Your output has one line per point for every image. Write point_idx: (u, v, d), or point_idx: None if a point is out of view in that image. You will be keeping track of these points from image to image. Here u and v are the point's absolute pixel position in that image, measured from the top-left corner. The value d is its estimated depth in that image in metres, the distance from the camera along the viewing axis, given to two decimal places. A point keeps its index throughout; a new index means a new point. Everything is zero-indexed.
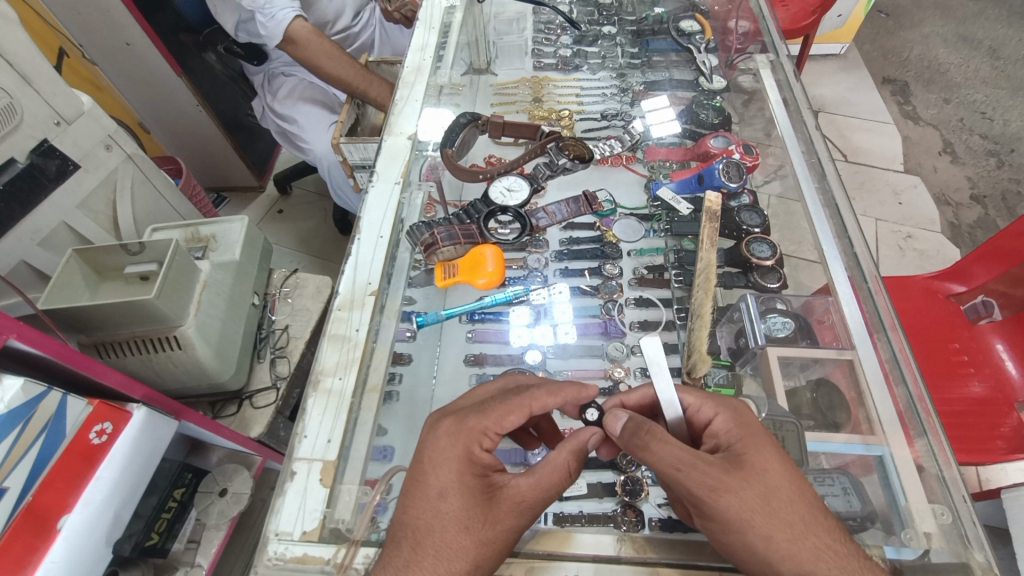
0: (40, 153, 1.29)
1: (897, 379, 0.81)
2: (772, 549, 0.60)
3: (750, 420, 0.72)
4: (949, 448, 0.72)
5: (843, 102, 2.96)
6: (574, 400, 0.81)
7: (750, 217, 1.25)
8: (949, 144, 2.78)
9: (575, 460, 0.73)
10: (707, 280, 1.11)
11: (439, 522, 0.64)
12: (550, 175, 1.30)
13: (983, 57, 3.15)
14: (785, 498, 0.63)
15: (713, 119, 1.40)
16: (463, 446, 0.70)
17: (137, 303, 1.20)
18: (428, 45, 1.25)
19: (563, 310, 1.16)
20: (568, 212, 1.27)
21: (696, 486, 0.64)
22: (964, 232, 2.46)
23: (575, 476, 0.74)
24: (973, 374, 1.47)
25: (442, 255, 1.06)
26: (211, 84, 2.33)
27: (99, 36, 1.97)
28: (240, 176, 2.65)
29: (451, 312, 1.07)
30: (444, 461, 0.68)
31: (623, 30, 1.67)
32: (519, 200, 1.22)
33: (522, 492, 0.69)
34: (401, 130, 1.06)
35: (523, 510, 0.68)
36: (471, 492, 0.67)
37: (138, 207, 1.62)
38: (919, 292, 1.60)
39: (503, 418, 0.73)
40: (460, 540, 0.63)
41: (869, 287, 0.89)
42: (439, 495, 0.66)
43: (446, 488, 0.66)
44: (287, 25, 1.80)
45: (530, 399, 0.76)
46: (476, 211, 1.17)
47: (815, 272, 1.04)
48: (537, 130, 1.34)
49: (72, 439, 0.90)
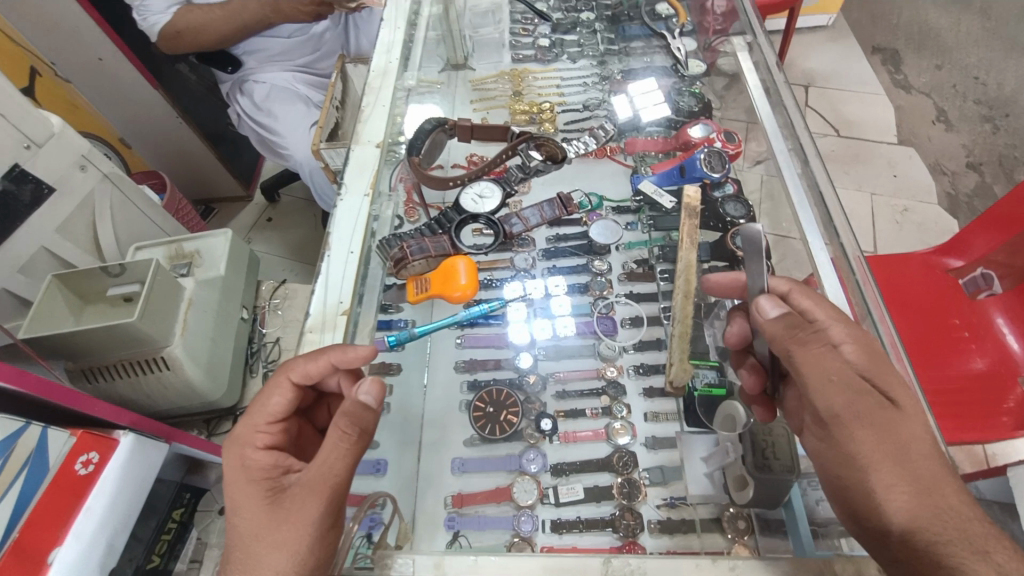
0: (13, 178, 1.26)
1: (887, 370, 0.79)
2: (888, 493, 0.61)
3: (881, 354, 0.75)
4: (937, 428, 0.77)
5: (834, 75, 2.90)
6: (344, 362, 0.72)
7: (734, 208, 1.22)
8: (943, 111, 2.73)
9: (345, 421, 0.63)
10: (686, 281, 1.10)
11: (235, 538, 0.63)
12: (521, 178, 1.22)
13: (975, 19, 3.08)
14: (918, 449, 0.63)
15: (693, 107, 1.38)
16: (238, 454, 0.69)
17: (121, 328, 1.19)
18: (394, 45, 1.21)
19: (560, 303, 1.16)
20: (544, 217, 1.19)
21: (832, 410, 0.66)
22: (962, 201, 2.43)
23: (358, 436, 0.64)
24: (975, 348, 1.45)
25: (414, 269, 1.01)
26: (189, 96, 2.30)
27: (72, 54, 1.94)
28: (227, 186, 2.63)
29: (430, 328, 0.95)
30: (230, 482, 0.68)
31: (602, 14, 1.61)
32: (490, 207, 1.17)
33: (305, 477, 0.63)
34: (368, 138, 1.03)
35: (316, 494, 0.62)
36: (257, 498, 0.65)
37: (120, 228, 1.60)
38: (917, 268, 1.59)
39: (267, 404, 0.72)
40: (255, 549, 0.61)
41: (858, 279, 0.87)
42: (230, 513, 0.65)
43: (235, 504, 0.65)
44: (156, 30, 1.83)
45: (285, 365, 0.74)
46: (448, 221, 1.12)
47: (796, 262, 1.00)
48: (507, 130, 1.26)
49: (56, 472, 0.89)
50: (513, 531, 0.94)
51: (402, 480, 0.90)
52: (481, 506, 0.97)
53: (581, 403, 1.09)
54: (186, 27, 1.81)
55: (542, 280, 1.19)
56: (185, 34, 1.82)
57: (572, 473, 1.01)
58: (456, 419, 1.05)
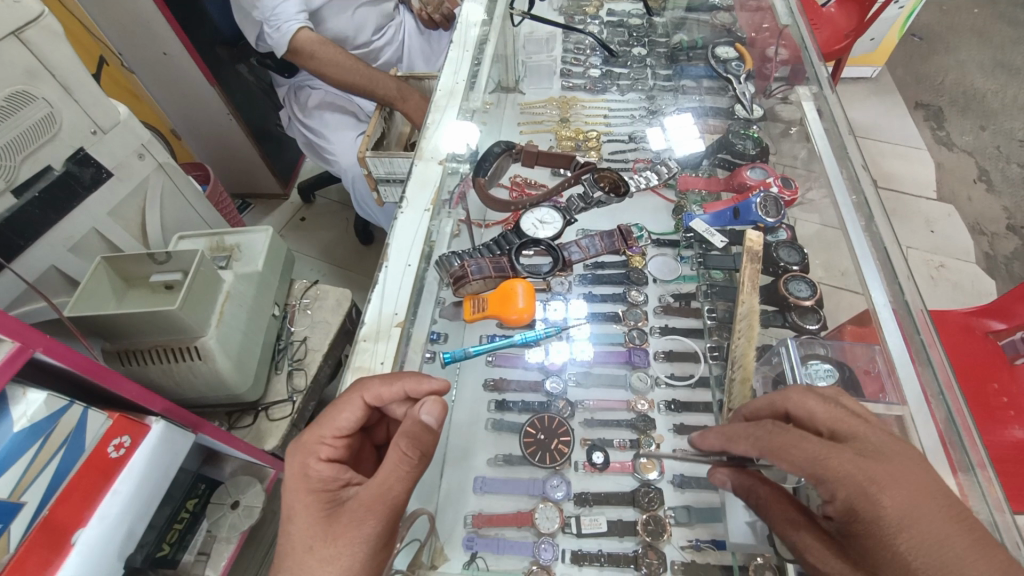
0: (76, 161, 1.32)
1: (940, 405, 0.80)
2: None
3: (897, 461, 0.63)
4: (997, 484, 0.72)
5: (874, 127, 2.89)
6: (416, 390, 0.72)
7: (789, 254, 1.21)
8: (985, 172, 2.70)
9: (412, 450, 0.63)
10: (748, 327, 1.09)
11: (287, 545, 0.63)
12: (583, 208, 1.24)
13: (1022, 84, 3.07)
14: None
15: (750, 151, 1.35)
16: (299, 462, 0.70)
17: (162, 314, 1.21)
18: (460, 72, 1.23)
19: (581, 328, 1.15)
20: (602, 248, 1.20)
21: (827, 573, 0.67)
22: (1000, 263, 2.38)
23: (419, 460, 0.64)
24: (1013, 417, 1.40)
25: (471, 288, 1.03)
26: (243, 96, 2.39)
27: (139, 46, 2.03)
28: (267, 184, 2.69)
29: (481, 350, 0.97)
30: (288, 489, 0.68)
31: (654, 52, 1.69)
32: (550, 232, 1.19)
33: (364, 499, 0.63)
34: (431, 155, 1.05)
35: (370, 517, 0.63)
36: (316, 509, 0.65)
37: (167, 216, 1.65)
38: (956, 329, 1.55)
39: (336, 418, 0.72)
40: (305, 561, 0.61)
41: (923, 340, 0.85)
42: (286, 519, 0.66)
43: (292, 512, 0.66)
44: (291, 36, 1.81)
45: (360, 383, 0.73)
46: (507, 243, 1.15)
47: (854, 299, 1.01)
48: (572, 160, 1.28)
49: (91, 451, 0.90)
50: (533, 559, 0.92)
51: (424, 492, 0.90)
52: (502, 529, 0.95)
53: (610, 433, 1.08)
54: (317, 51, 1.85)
55: (566, 300, 1.18)
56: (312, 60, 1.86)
57: (595, 504, 0.99)
58: (482, 437, 1.05)
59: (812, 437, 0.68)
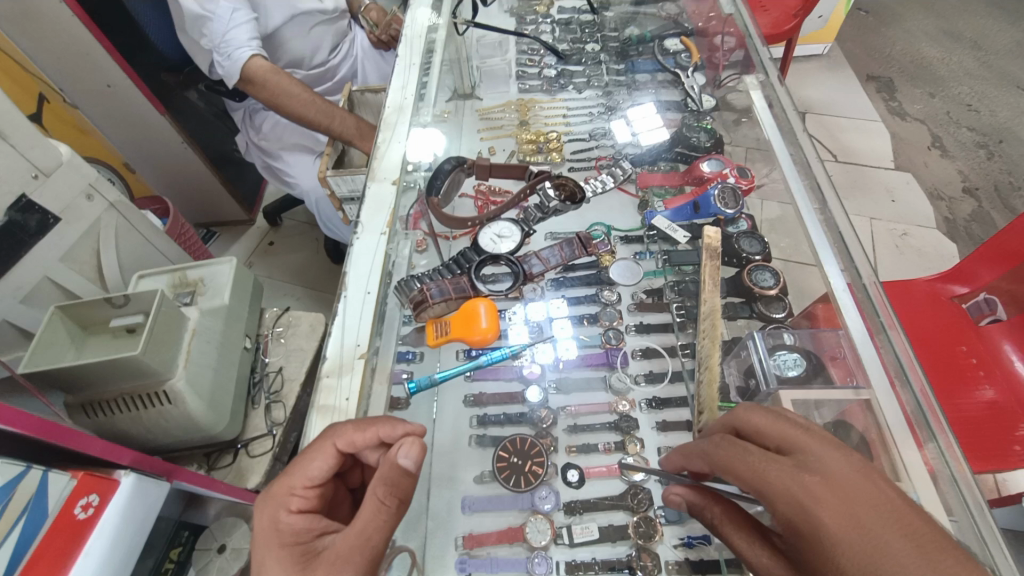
0: (19, 208, 1.26)
1: (904, 384, 0.81)
2: None
3: (837, 475, 0.61)
4: (961, 455, 0.74)
5: (830, 102, 2.96)
6: (391, 435, 0.71)
7: (750, 244, 1.22)
8: (938, 138, 2.78)
9: (388, 496, 0.62)
10: (712, 326, 1.09)
11: None
12: (540, 218, 1.22)
13: (965, 49, 3.17)
14: None
15: (705, 143, 1.38)
16: (270, 515, 0.68)
17: (124, 361, 1.17)
18: (408, 84, 1.22)
19: (562, 325, 1.16)
20: (563, 257, 1.20)
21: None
22: (960, 226, 2.46)
23: (395, 505, 0.63)
24: (983, 377, 1.44)
25: (432, 311, 1.00)
26: (195, 123, 2.32)
27: (79, 81, 1.95)
28: (230, 211, 2.63)
29: (447, 375, 0.98)
30: (260, 543, 0.66)
31: (606, 47, 1.69)
32: (509, 247, 1.17)
33: (338, 548, 0.62)
34: (384, 176, 1.03)
35: (344, 569, 0.61)
36: (287, 564, 0.63)
37: (124, 255, 1.59)
38: (923, 296, 1.59)
39: (307, 468, 0.70)
40: None
41: (888, 332, 0.85)
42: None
43: (262, 568, 0.63)
44: (243, 63, 1.73)
45: (332, 430, 0.71)
46: (466, 261, 1.14)
47: (811, 272, 1.04)
48: (525, 170, 1.27)
49: (57, 515, 0.86)
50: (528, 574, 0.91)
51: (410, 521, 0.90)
52: (493, 547, 0.94)
53: (595, 437, 1.07)
54: (270, 72, 1.76)
55: (545, 299, 1.19)
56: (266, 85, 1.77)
57: (586, 511, 0.98)
58: (467, 454, 1.03)
59: (756, 452, 0.69)
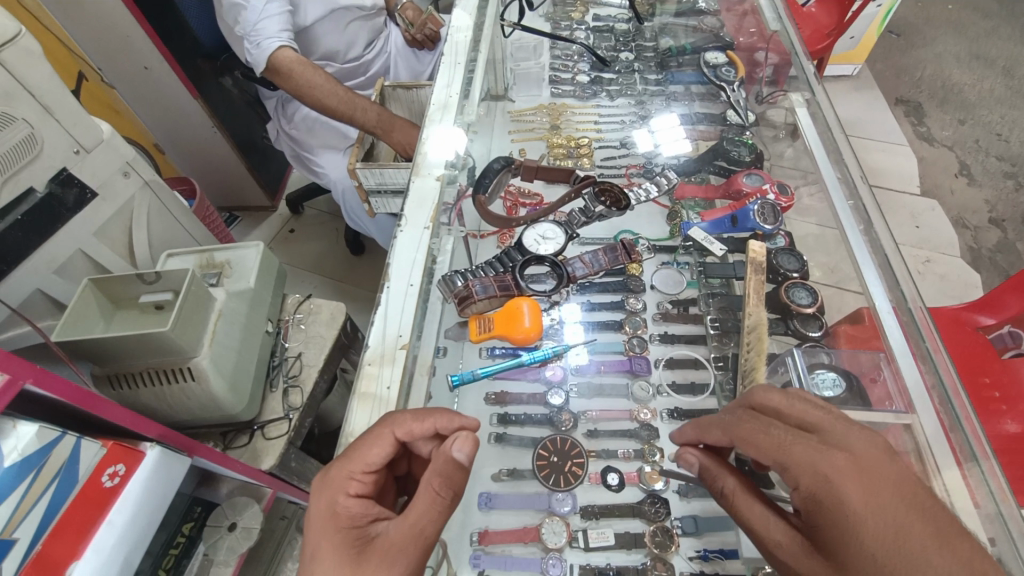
0: (59, 182, 1.28)
1: (942, 400, 0.82)
2: None
3: (862, 453, 0.64)
4: (1002, 477, 0.74)
5: (857, 123, 2.94)
6: (445, 427, 0.72)
7: (788, 261, 1.20)
8: (966, 165, 2.75)
9: (444, 485, 0.63)
10: (757, 341, 1.08)
11: None
12: (584, 222, 1.22)
13: (998, 77, 3.13)
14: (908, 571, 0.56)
15: (745, 157, 1.37)
16: (328, 498, 0.68)
17: (153, 336, 1.19)
18: (453, 82, 1.23)
19: (574, 330, 1.17)
20: (606, 262, 1.18)
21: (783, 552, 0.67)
22: (984, 255, 2.43)
23: (450, 494, 0.64)
24: (1004, 411, 1.41)
25: (477, 307, 1.02)
26: (227, 108, 2.35)
27: (118, 60, 1.99)
28: (253, 196, 2.66)
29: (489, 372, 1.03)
30: (314, 525, 0.66)
31: (641, 57, 1.69)
32: (552, 249, 1.17)
33: (392, 537, 0.63)
34: (428, 172, 1.04)
35: (397, 557, 0.62)
36: (342, 549, 0.63)
37: (153, 234, 1.62)
38: (947, 323, 1.57)
39: (365, 455, 0.69)
40: None
41: (929, 349, 0.86)
42: (310, 558, 0.64)
43: (317, 550, 0.64)
44: (270, 54, 1.75)
45: (391, 419, 0.71)
46: (510, 260, 1.14)
47: (853, 299, 1.03)
48: (571, 174, 1.28)
49: (85, 482, 0.87)
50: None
51: None
52: (508, 546, 0.95)
53: (615, 443, 1.07)
54: (298, 63, 1.78)
55: (560, 303, 1.20)
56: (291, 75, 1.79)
57: (601, 516, 0.99)
58: (486, 452, 1.04)
59: (778, 427, 0.71)
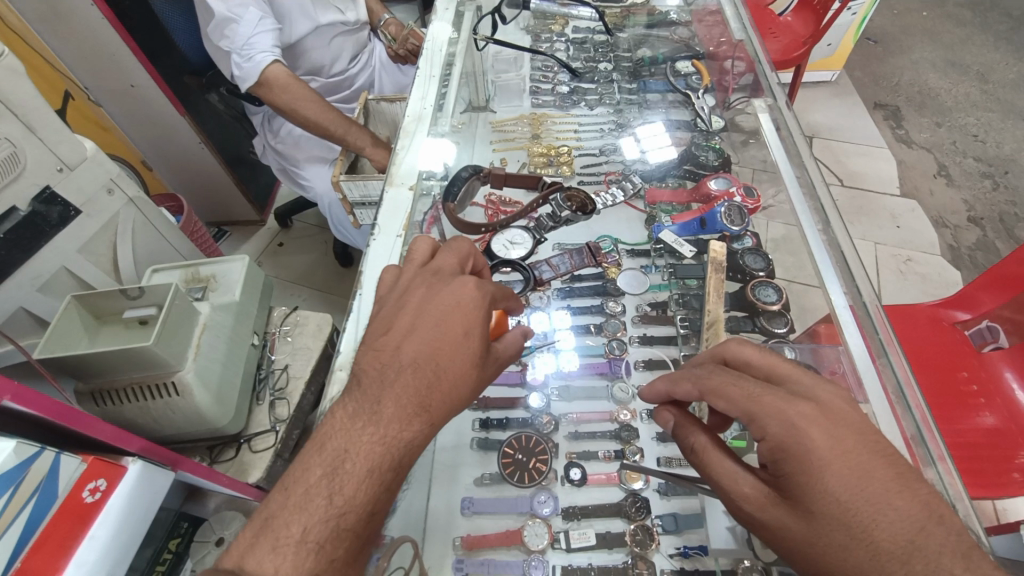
0: (42, 200, 1.30)
1: (904, 408, 0.82)
2: (816, 554, 0.62)
3: (831, 404, 0.68)
4: (956, 475, 0.75)
5: (836, 128, 3.00)
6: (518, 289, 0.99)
7: (754, 260, 1.25)
8: (945, 167, 2.81)
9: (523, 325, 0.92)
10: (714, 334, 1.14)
11: (459, 358, 0.75)
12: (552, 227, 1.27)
13: (972, 81, 3.22)
14: (876, 510, 0.60)
15: (714, 161, 1.41)
16: (475, 299, 0.80)
17: (137, 351, 1.20)
18: (428, 95, 1.26)
19: (565, 338, 1.19)
20: (572, 265, 1.26)
21: (748, 503, 0.70)
22: (964, 254, 2.47)
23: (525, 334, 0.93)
24: (984, 403, 1.45)
25: None
26: (214, 124, 2.37)
27: (105, 79, 2.01)
28: (242, 211, 2.67)
29: None
30: (466, 310, 0.78)
31: (619, 66, 1.74)
32: (520, 253, 1.24)
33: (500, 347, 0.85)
34: (401, 181, 1.07)
35: (500, 361, 0.85)
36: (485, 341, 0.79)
37: (139, 249, 1.63)
38: (923, 320, 1.60)
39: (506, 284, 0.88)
40: (470, 375, 0.76)
41: (889, 356, 0.86)
42: (465, 336, 0.77)
43: (469, 332, 0.77)
44: (264, 68, 1.77)
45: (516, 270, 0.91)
46: None
47: (812, 294, 1.05)
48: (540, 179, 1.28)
49: (65, 497, 0.87)
50: None
51: (410, 521, 0.91)
52: (493, 549, 0.95)
53: (595, 445, 1.08)
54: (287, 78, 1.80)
55: (549, 310, 1.23)
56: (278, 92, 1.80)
57: (583, 517, 0.99)
58: (467, 458, 1.05)
59: (749, 380, 0.73)
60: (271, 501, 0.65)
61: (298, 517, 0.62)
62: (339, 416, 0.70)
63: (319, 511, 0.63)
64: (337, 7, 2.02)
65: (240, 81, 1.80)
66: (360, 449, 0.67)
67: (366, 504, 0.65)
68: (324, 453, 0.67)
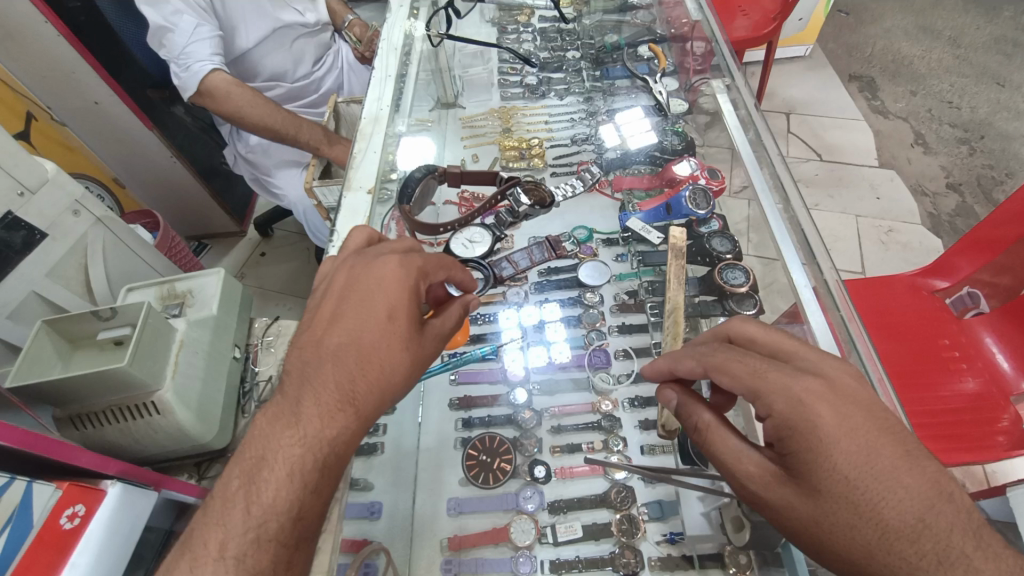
0: (5, 226, 1.27)
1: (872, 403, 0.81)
2: (824, 531, 0.62)
3: (842, 384, 0.66)
4: None
5: (812, 102, 2.99)
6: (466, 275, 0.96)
7: (720, 243, 1.23)
8: (921, 135, 2.82)
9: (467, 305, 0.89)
10: (676, 323, 1.12)
11: (384, 339, 0.73)
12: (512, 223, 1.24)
13: (944, 46, 3.22)
14: (884, 487, 0.59)
15: (676, 145, 1.41)
16: (395, 274, 0.77)
17: (111, 373, 1.18)
18: (384, 95, 1.24)
19: (555, 328, 1.19)
20: (533, 260, 1.23)
21: (752, 482, 0.70)
22: (944, 220, 2.49)
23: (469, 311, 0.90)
24: (965, 369, 1.46)
25: None
26: (184, 136, 2.33)
27: (67, 97, 1.97)
28: (220, 223, 2.63)
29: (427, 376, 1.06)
30: (386, 289, 0.75)
31: (586, 53, 1.72)
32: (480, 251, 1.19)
33: (441, 325, 0.83)
34: (360, 185, 1.06)
35: (440, 339, 0.82)
36: (415, 318, 0.77)
37: (111, 269, 1.60)
38: (902, 289, 1.61)
39: (438, 263, 0.85)
40: (399, 354, 0.73)
41: (855, 342, 0.86)
42: (389, 316, 0.74)
43: (394, 310, 0.75)
44: (203, 76, 1.74)
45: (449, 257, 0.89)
46: None
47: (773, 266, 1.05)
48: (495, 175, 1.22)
49: (41, 526, 0.86)
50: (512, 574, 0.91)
51: (396, 524, 0.91)
52: (480, 548, 0.95)
53: (579, 437, 1.09)
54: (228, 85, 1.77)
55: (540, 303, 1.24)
56: (232, 100, 1.78)
57: (569, 510, 0.99)
58: (452, 458, 1.05)
59: (754, 357, 0.73)
60: (195, 520, 0.62)
61: (216, 534, 0.59)
62: (259, 420, 0.67)
63: (238, 523, 0.60)
64: (294, 9, 1.99)
65: (182, 91, 1.77)
66: (277, 455, 0.63)
67: (289, 509, 0.62)
68: (244, 463, 0.64)
